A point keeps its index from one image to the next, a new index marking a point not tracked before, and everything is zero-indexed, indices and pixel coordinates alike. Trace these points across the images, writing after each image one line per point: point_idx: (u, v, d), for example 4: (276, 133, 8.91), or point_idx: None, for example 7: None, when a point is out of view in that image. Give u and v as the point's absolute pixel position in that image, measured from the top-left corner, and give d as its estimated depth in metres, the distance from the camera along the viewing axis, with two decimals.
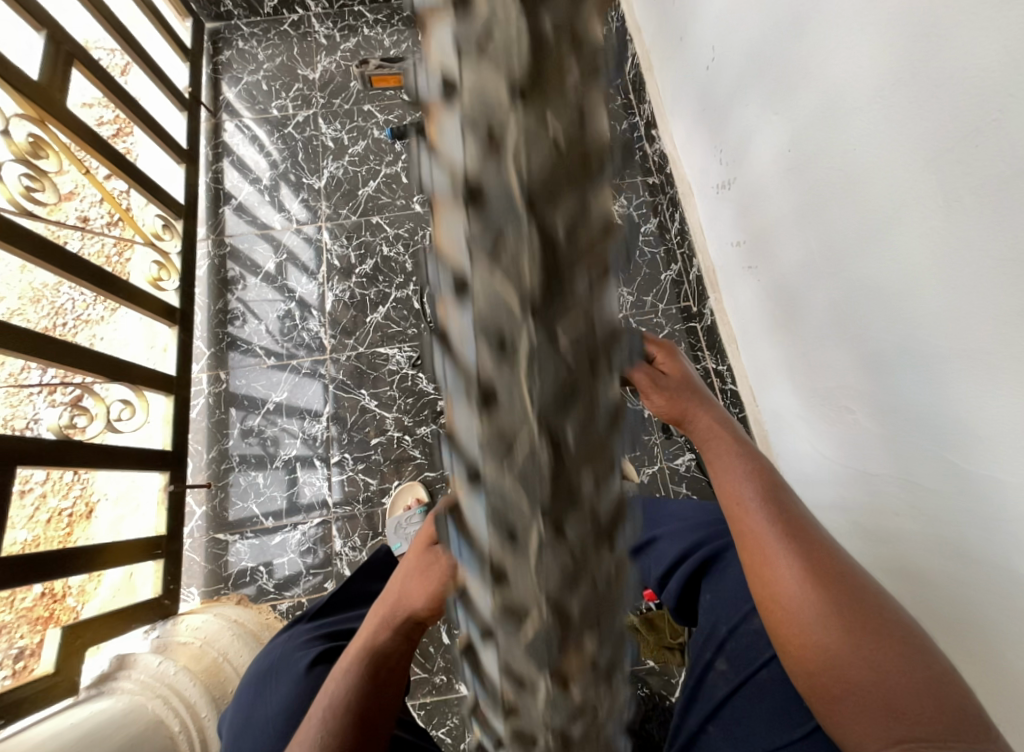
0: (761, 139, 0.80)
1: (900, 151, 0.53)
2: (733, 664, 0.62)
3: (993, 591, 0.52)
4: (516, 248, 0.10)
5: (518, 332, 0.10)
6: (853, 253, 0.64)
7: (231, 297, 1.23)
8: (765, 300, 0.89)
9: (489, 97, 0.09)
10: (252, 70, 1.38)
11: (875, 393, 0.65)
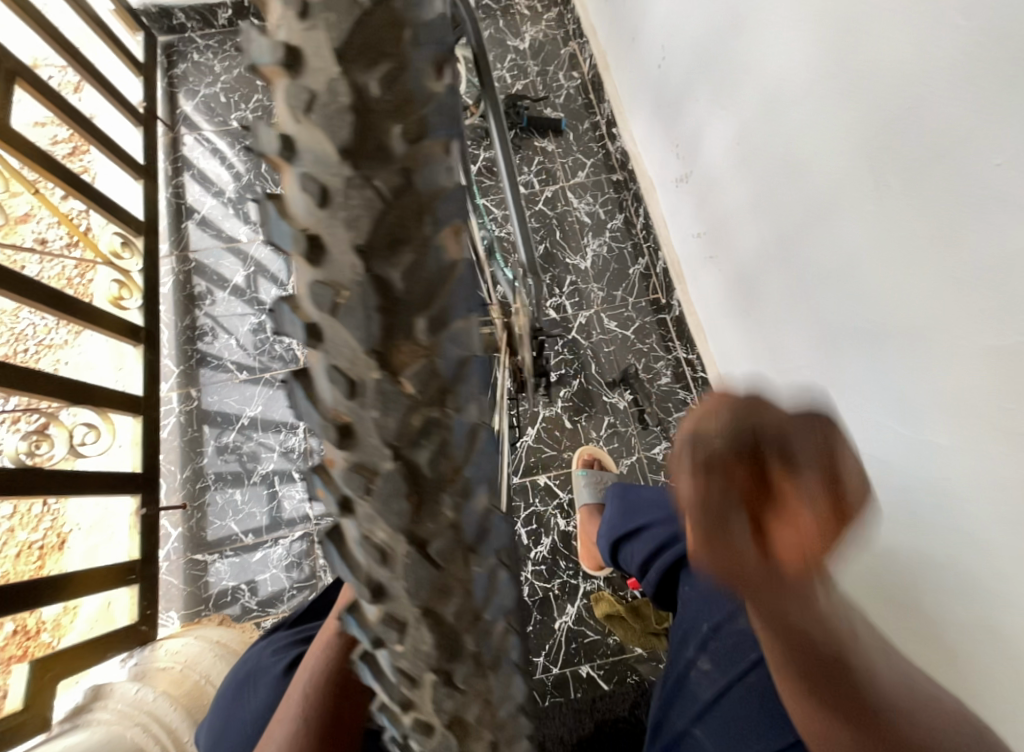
0: (710, 133, 0.83)
1: (834, 138, 0.57)
2: (718, 663, 0.61)
3: (951, 552, 0.55)
4: (354, 296, 0.11)
5: (366, 373, 0.11)
6: (801, 238, 0.67)
7: (199, 313, 1.20)
8: (726, 289, 0.91)
9: (320, 156, 0.10)
10: (210, 83, 1.36)
11: (830, 372, 0.67)
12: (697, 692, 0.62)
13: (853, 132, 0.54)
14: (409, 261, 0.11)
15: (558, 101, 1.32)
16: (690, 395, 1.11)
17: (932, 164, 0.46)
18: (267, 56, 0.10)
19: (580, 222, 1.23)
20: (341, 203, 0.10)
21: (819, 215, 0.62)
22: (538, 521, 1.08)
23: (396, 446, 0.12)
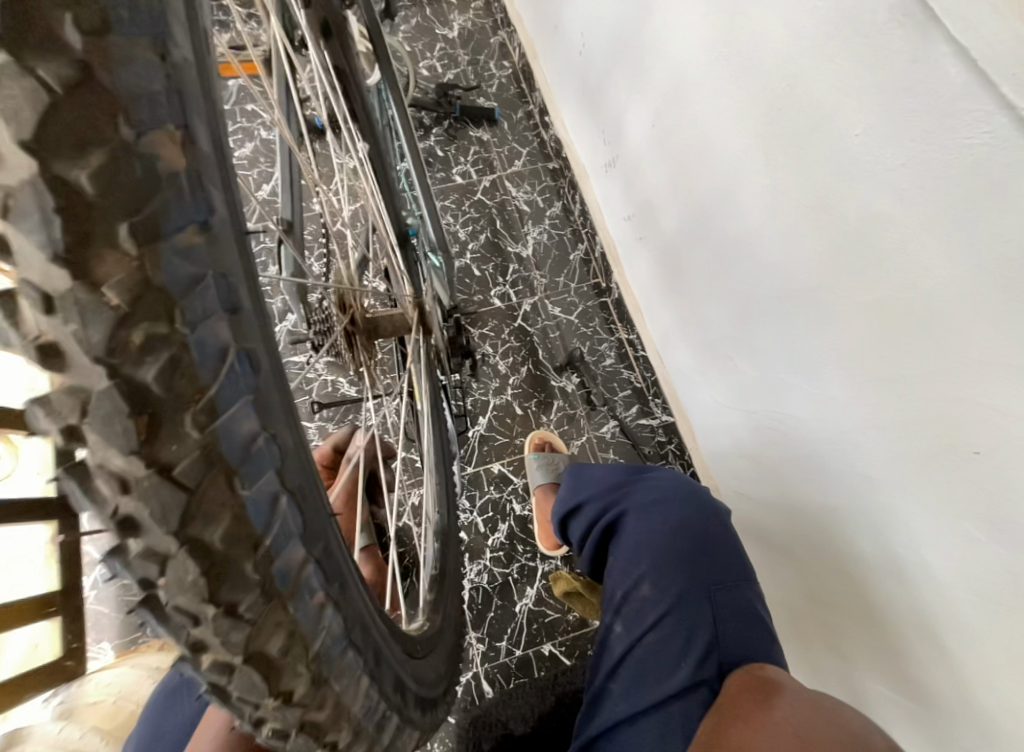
0: (631, 116, 0.89)
1: (731, 114, 0.65)
2: (628, 625, 0.70)
3: (850, 475, 0.65)
4: (50, 218, 0.14)
5: (70, 287, 0.15)
6: (719, 210, 0.74)
7: None
8: (655, 267, 0.98)
9: (10, 107, 0.13)
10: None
11: (749, 337, 0.77)
12: (613, 651, 0.71)
13: (743, 111, 0.63)
14: (99, 167, 0.15)
15: (490, 91, 1.31)
16: (634, 374, 1.14)
17: (806, 135, 0.56)
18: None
19: (519, 211, 1.24)
20: (1, 103, 0.13)
21: (725, 189, 0.72)
22: (493, 509, 1.10)
23: (111, 332, 0.16)
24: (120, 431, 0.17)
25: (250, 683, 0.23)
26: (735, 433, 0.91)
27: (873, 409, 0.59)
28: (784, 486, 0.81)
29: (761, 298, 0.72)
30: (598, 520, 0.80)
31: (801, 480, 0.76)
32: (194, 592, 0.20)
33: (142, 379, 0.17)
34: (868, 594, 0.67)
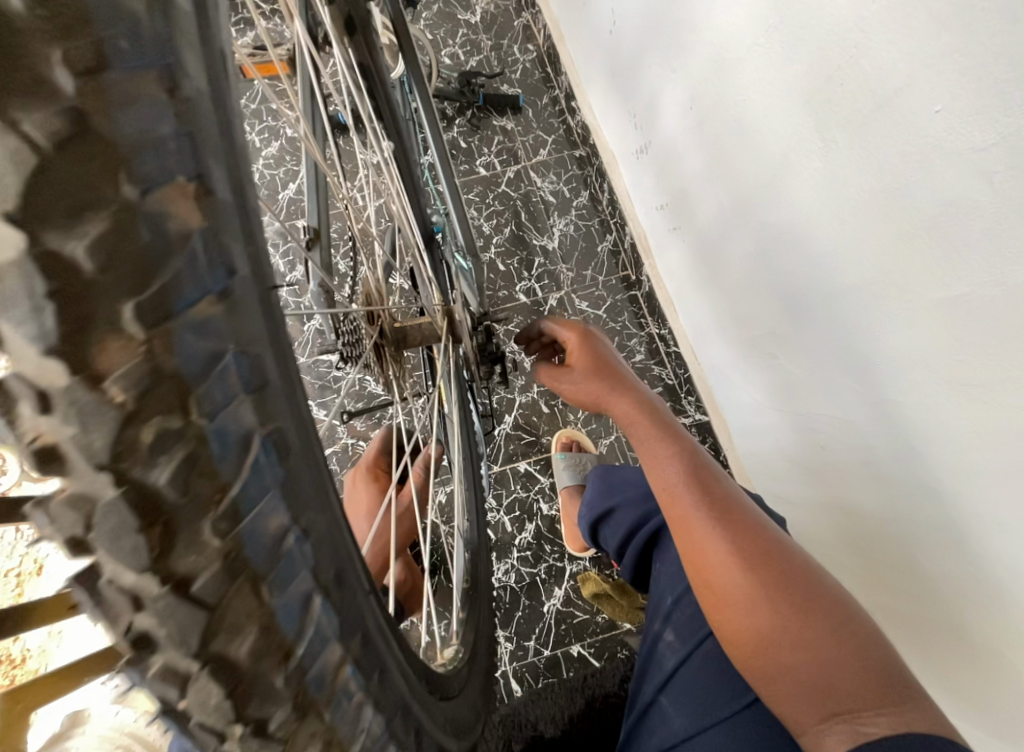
0: (666, 98, 0.85)
1: (780, 96, 0.61)
2: (679, 635, 0.68)
3: (913, 484, 0.61)
4: (41, 315, 0.13)
5: (71, 388, 0.14)
6: (762, 201, 0.70)
7: None
8: (690, 258, 0.94)
9: None
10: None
11: (795, 334, 0.73)
12: (665, 661, 0.69)
13: (799, 88, 0.58)
14: (95, 234, 0.14)
15: (513, 76, 1.27)
16: (666, 371, 1.10)
17: (873, 115, 0.51)
18: None
19: (544, 202, 1.20)
20: None
21: (773, 175, 0.67)
22: (521, 508, 1.08)
23: (105, 426, 0.15)
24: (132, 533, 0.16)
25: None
26: (774, 433, 0.87)
27: (952, 414, 0.54)
28: (833, 487, 0.77)
29: (806, 292, 0.68)
30: (638, 524, 0.77)
31: (855, 482, 0.72)
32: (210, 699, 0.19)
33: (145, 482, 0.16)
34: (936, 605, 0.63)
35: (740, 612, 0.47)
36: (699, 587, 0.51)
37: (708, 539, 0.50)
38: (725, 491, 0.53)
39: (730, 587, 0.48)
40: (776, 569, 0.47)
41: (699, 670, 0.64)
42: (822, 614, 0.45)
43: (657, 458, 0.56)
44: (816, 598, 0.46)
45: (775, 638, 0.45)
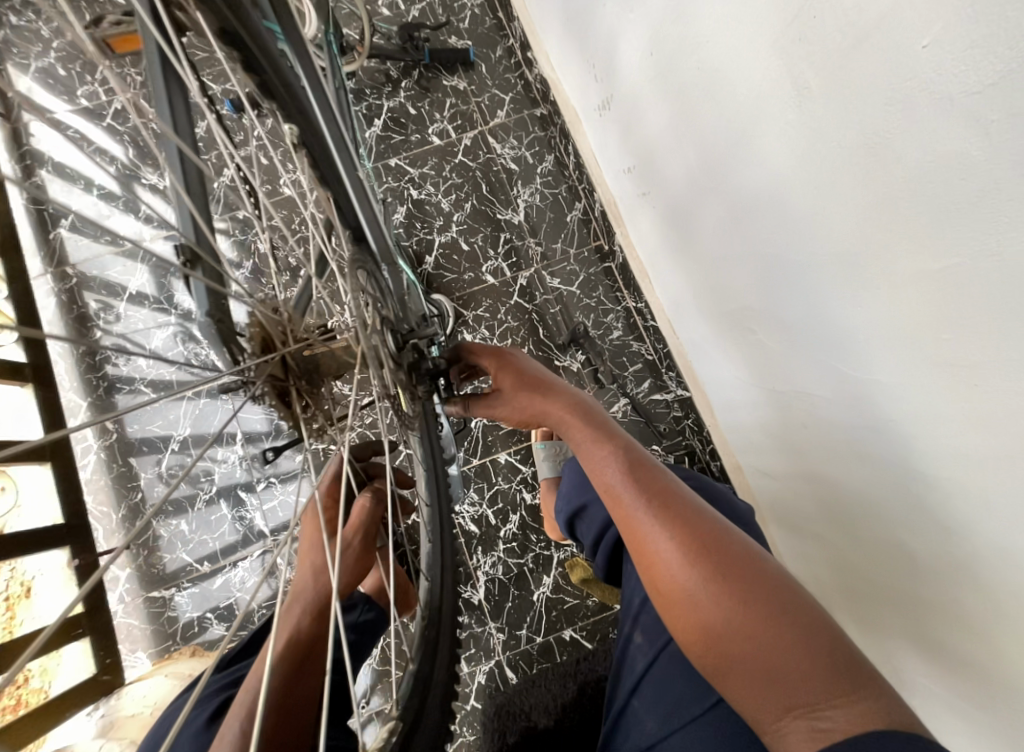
0: (624, 43, 0.74)
1: (747, 35, 0.52)
2: (647, 636, 0.64)
3: (901, 474, 0.56)
4: None
5: None
6: (733, 161, 0.62)
7: (98, 333, 1.06)
8: (662, 226, 0.86)
9: None
10: (41, 52, 1.12)
11: (773, 309, 0.66)
12: (636, 663, 0.65)
13: (768, 25, 0.49)
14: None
15: (462, 27, 1.14)
16: (644, 346, 1.04)
17: (850, 54, 0.43)
18: None
19: (506, 170, 1.10)
20: None
21: (744, 131, 0.58)
22: (504, 499, 1.04)
23: None
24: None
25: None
26: (757, 410, 0.81)
27: (932, 396, 0.48)
28: (816, 466, 0.72)
29: (782, 260, 0.61)
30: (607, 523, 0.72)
31: (839, 465, 0.66)
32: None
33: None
34: (922, 596, 0.59)
35: (683, 604, 0.42)
36: (649, 586, 0.46)
37: (648, 531, 0.45)
38: (665, 483, 0.49)
39: (671, 580, 0.43)
40: (718, 555, 0.42)
41: (666, 671, 0.60)
42: (773, 598, 0.40)
43: (596, 457, 0.52)
44: (767, 583, 0.41)
45: (721, 627, 0.39)
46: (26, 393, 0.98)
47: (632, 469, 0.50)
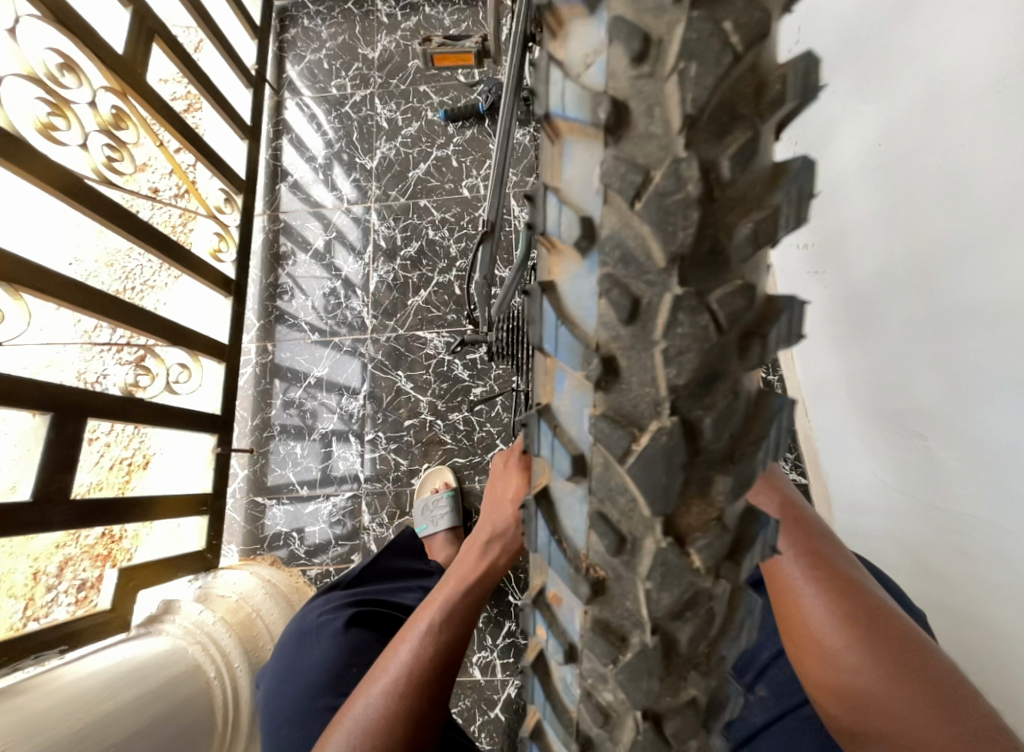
0: (846, 131, 0.80)
1: (1011, 159, 0.53)
2: (774, 692, 0.62)
3: None
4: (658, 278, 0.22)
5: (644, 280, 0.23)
6: (944, 268, 0.64)
7: (281, 271, 1.33)
8: (836, 305, 0.90)
9: (624, 234, 0.22)
10: (315, 48, 1.46)
11: (952, 421, 0.66)
12: (752, 716, 0.64)
13: None
14: (733, 148, 0.21)
15: None
16: None
17: None
18: (599, 99, 0.21)
19: None
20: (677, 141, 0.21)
21: (974, 237, 0.59)
22: None
23: (664, 563, 0.26)
24: (636, 386, 0.24)
25: (564, 570, 0.28)
26: (893, 514, 0.83)
27: None
28: (948, 587, 0.71)
29: (982, 375, 0.60)
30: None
31: (980, 596, 0.65)
32: (649, 534, 0.26)
33: (692, 368, 0.23)
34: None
35: (823, 664, 0.46)
36: (789, 637, 0.50)
37: (803, 592, 0.49)
38: (822, 548, 0.53)
39: (816, 639, 0.47)
40: (871, 630, 0.45)
41: (793, 734, 0.58)
42: (925, 682, 0.42)
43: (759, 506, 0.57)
44: (920, 666, 0.43)
45: (867, 696, 0.43)
46: (226, 302, 1.25)
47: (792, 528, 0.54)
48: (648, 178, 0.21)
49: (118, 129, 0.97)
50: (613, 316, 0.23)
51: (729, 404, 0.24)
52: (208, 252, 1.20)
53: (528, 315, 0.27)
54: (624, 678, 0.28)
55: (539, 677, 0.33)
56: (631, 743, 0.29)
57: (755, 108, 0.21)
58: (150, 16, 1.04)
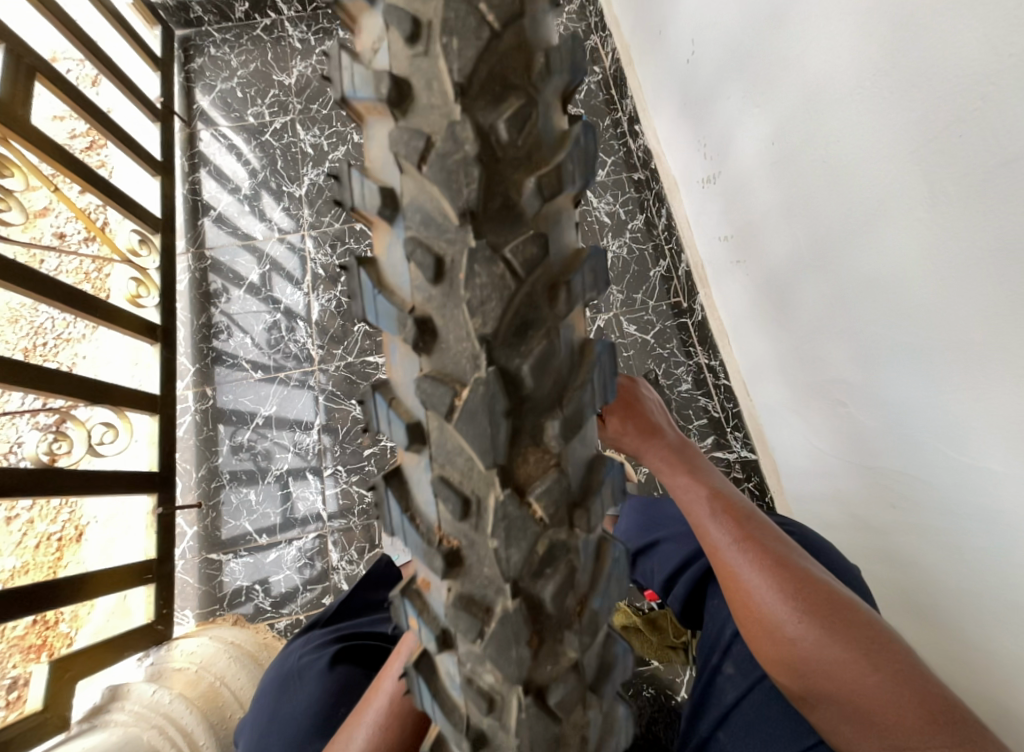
0: (743, 132, 0.86)
1: (885, 145, 0.59)
2: (741, 668, 0.62)
3: (986, 561, 0.59)
4: (456, 252, 0.24)
5: (449, 269, 0.24)
6: (844, 250, 0.70)
7: (214, 310, 1.26)
8: (756, 291, 0.96)
9: (427, 205, 0.24)
10: (225, 77, 1.41)
11: (873, 387, 0.71)
12: (722, 697, 0.63)
13: (907, 138, 0.56)
14: (509, 112, 0.23)
15: (578, 98, 1.33)
16: (711, 404, 1.17)
17: (987, 180, 0.48)
18: (381, 83, 0.23)
19: (599, 223, 1.27)
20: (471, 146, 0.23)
21: (865, 220, 0.65)
22: None
23: (514, 539, 0.26)
24: (452, 336, 0.24)
25: (420, 546, 0.27)
26: (832, 480, 0.87)
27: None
28: (894, 540, 0.75)
29: (891, 341, 0.66)
30: (693, 553, 0.73)
31: (922, 545, 0.70)
32: (489, 486, 0.25)
33: (493, 312, 0.24)
34: (979, 672, 0.63)
35: (773, 641, 0.49)
36: (739, 618, 0.53)
37: (742, 572, 0.52)
38: (753, 524, 0.56)
39: (763, 619, 0.50)
40: (807, 599, 0.49)
41: (760, 707, 0.57)
42: (857, 640, 0.46)
43: (692, 497, 0.61)
44: (854, 628, 0.47)
45: (810, 664, 0.47)
46: (152, 349, 1.16)
47: (724, 512, 0.58)
48: (429, 141, 0.23)
49: (1, 178, 0.86)
50: (422, 277, 0.24)
51: (546, 349, 0.25)
52: (126, 299, 1.11)
53: (349, 291, 0.28)
54: (494, 651, 0.26)
55: (422, 676, 0.30)
56: (518, 725, 0.26)
57: (527, 78, 0.24)
58: (29, 53, 0.96)
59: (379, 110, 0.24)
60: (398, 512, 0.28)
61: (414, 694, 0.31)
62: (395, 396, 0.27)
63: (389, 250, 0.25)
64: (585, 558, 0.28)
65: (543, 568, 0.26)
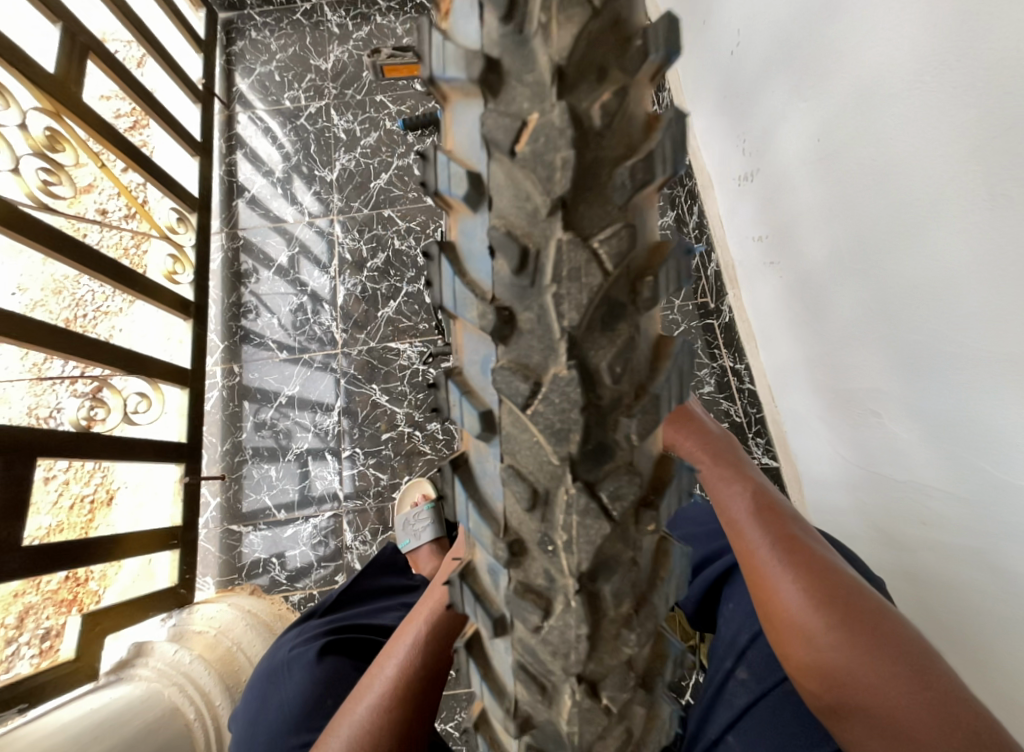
0: (787, 128, 0.83)
1: (940, 146, 0.56)
2: (755, 673, 0.62)
3: (1015, 586, 0.57)
4: (544, 241, 0.23)
5: (536, 263, 0.23)
6: (887, 250, 0.67)
7: (243, 288, 1.29)
8: (789, 294, 0.94)
9: (522, 193, 0.22)
10: (264, 60, 1.43)
11: (910, 398, 0.69)
12: (733, 701, 0.63)
13: (960, 139, 0.54)
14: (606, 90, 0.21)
15: None
16: (733, 407, 1.15)
17: None
18: (467, 66, 0.21)
19: None
20: (553, 131, 0.21)
21: (913, 222, 0.62)
22: None
23: (585, 545, 0.26)
24: (512, 201, 0.23)
25: (483, 528, 0.29)
26: (856, 491, 0.86)
27: None
28: (915, 557, 0.74)
29: (933, 355, 0.64)
30: (711, 557, 0.74)
31: (947, 564, 0.68)
32: (553, 361, 0.24)
33: (570, 180, 0.21)
34: (1006, 701, 0.60)
35: (804, 648, 0.47)
36: (768, 624, 0.52)
37: (775, 573, 0.52)
38: (788, 526, 0.57)
39: (794, 623, 0.48)
40: (841, 602, 0.48)
41: (775, 711, 0.57)
42: (897, 651, 0.45)
43: (731, 496, 0.62)
44: (892, 638, 0.46)
45: (845, 676, 0.45)
46: (184, 325, 1.21)
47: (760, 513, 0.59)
48: (524, 120, 0.21)
49: (53, 152, 0.89)
50: (507, 271, 0.23)
51: (628, 237, 0.23)
52: (161, 275, 1.16)
53: (431, 277, 0.28)
54: (556, 629, 0.28)
55: (473, 656, 0.33)
56: (570, 713, 0.29)
57: (619, 58, 0.21)
58: (83, 32, 0.99)
59: (467, 94, 0.23)
60: (464, 498, 0.30)
61: (464, 673, 0.34)
62: (468, 383, 0.28)
63: (466, 247, 0.25)
64: (645, 559, 0.29)
65: (602, 571, 0.27)
